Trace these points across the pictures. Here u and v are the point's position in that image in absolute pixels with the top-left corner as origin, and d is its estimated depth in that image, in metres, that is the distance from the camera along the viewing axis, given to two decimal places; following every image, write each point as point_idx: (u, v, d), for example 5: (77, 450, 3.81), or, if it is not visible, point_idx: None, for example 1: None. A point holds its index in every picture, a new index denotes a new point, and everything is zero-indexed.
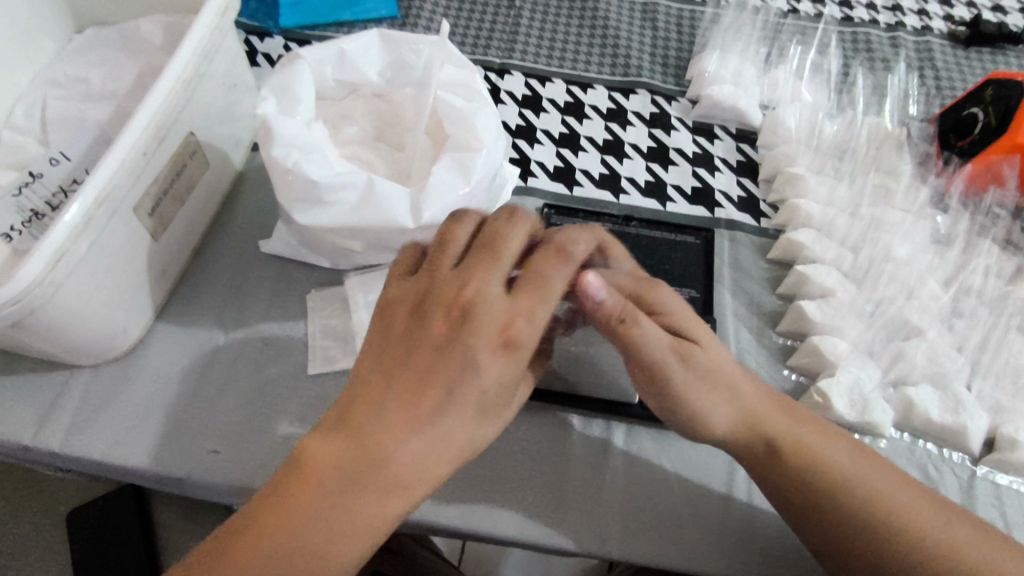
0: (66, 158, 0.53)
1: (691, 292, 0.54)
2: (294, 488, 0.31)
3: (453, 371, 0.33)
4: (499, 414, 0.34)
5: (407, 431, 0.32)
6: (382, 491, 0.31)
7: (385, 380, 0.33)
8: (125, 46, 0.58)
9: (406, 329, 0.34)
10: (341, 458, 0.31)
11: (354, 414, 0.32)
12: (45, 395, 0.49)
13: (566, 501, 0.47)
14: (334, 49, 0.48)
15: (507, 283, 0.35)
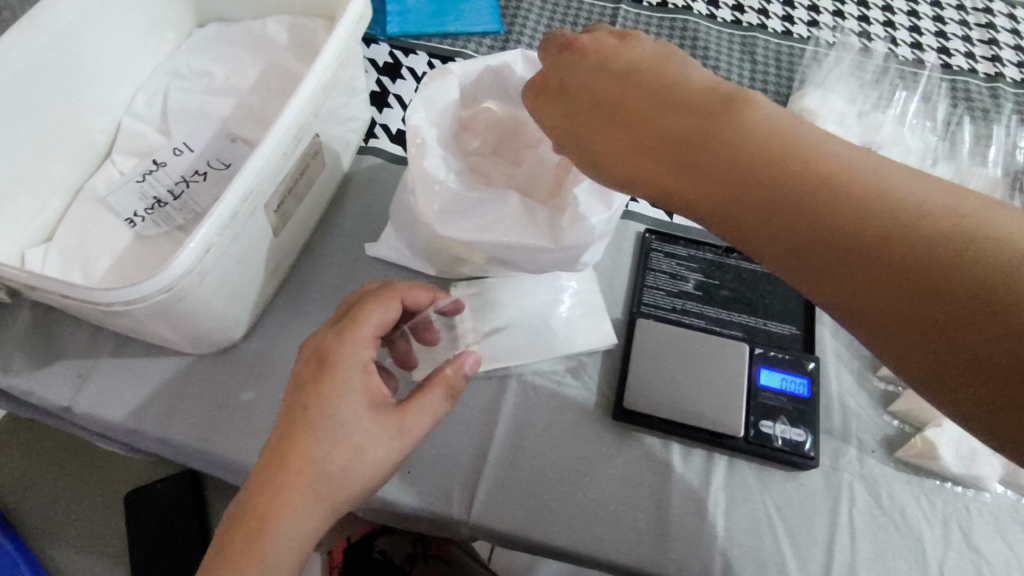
0: (189, 149, 0.55)
1: (791, 329, 0.55)
2: (258, 533, 0.36)
3: (363, 423, 0.39)
4: (333, 461, 0.38)
5: (253, 477, 0.37)
6: (259, 530, 0.36)
7: (302, 434, 0.38)
8: (250, 46, 0.60)
9: (319, 387, 0.39)
10: (289, 505, 0.36)
11: (291, 467, 0.37)
12: (157, 379, 0.50)
13: (668, 530, 0.47)
14: (482, 66, 0.49)
15: (339, 350, 0.40)
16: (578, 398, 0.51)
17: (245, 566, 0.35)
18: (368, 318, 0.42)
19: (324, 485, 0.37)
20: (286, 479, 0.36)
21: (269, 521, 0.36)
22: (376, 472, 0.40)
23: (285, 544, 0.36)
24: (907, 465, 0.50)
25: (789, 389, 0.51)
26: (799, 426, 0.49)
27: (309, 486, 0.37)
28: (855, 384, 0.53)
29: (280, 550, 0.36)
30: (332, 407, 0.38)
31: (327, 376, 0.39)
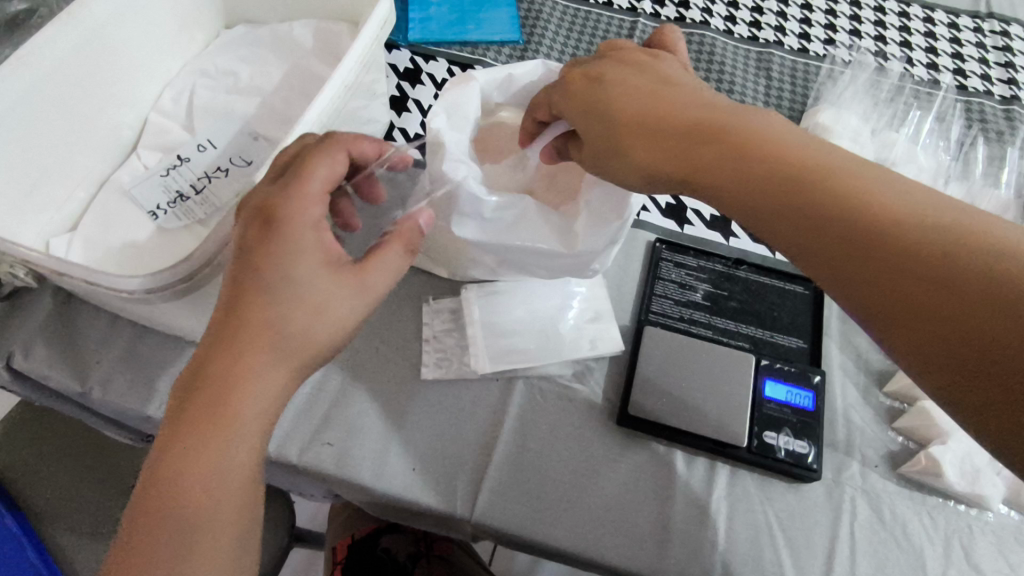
0: (213, 145, 0.57)
1: (797, 342, 0.55)
2: (205, 413, 0.34)
3: (317, 288, 0.37)
4: (290, 322, 0.36)
5: (202, 353, 0.35)
6: (220, 395, 0.35)
7: (252, 304, 0.36)
8: (277, 49, 0.61)
9: (265, 245, 0.36)
10: (236, 385, 0.35)
11: (240, 346, 0.35)
12: (170, 368, 0.52)
13: (669, 535, 0.47)
14: (504, 74, 0.51)
15: (289, 208, 0.37)
16: (583, 402, 0.52)
17: (214, 427, 0.34)
18: (315, 172, 0.39)
19: (282, 347, 0.36)
20: (241, 340, 0.35)
21: (231, 386, 0.35)
22: (336, 337, 0.38)
23: (248, 407, 0.35)
24: (910, 481, 0.50)
25: (794, 401, 0.51)
26: (803, 438, 0.49)
27: (265, 351, 0.36)
28: (860, 399, 0.53)
29: (242, 414, 0.35)
30: (288, 268, 0.36)
31: (283, 237, 0.36)
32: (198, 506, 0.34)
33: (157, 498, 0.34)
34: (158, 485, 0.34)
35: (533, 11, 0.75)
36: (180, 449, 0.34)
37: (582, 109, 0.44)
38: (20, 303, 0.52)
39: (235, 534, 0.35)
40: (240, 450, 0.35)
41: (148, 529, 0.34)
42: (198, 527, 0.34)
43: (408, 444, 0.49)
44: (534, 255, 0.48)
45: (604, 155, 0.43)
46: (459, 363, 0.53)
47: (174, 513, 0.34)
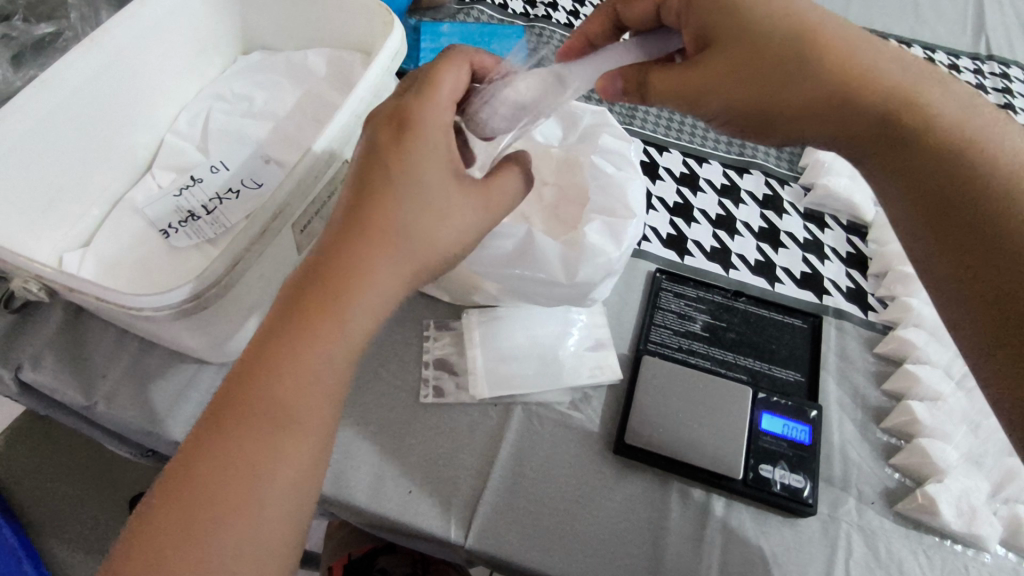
0: (226, 167, 0.58)
1: (795, 375, 0.55)
2: (323, 321, 0.34)
3: (448, 201, 0.38)
4: (412, 220, 0.36)
5: (331, 250, 0.35)
6: (332, 282, 0.35)
7: (392, 211, 0.36)
8: (291, 75, 0.63)
9: (403, 150, 0.37)
10: (364, 294, 0.35)
11: (371, 253, 0.35)
12: (173, 384, 0.52)
13: (663, 567, 0.47)
14: None
15: (430, 110, 0.38)
16: (581, 430, 0.52)
17: (318, 315, 0.34)
18: (443, 83, 0.40)
19: (403, 243, 0.36)
20: (379, 244, 0.35)
21: (346, 279, 0.35)
22: (454, 246, 0.39)
23: (365, 301, 0.35)
24: (906, 519, 0.50)
25: (790, 435, 0.51)
26: (799, 472, 0.49)
27: (389, 242, 0.36)
28: (857, 435, 0.53)
29: (361, 304, 0.35)
30: (418, 168, 0.37)
31: (425, 131, 0.37)
32: (304, 388, 0.34)
33: (268, 372, 0.34)
34: (270, 357, 0.34)
35: (541, 44, 0.77)
36: (294, 348, 0.34)
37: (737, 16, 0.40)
38: (31, 317, 0.53)
39: (313, 431, 0.35)
40: (343, 339, 0.35)
41: (251, 401, 0.34)
42: (285, 414, 0.34)
43: (404, 467, 0.50)
44: (535, 284, 0.49)
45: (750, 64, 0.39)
46: (458, 387, 0.53)
47: (284, 388, 0.34)
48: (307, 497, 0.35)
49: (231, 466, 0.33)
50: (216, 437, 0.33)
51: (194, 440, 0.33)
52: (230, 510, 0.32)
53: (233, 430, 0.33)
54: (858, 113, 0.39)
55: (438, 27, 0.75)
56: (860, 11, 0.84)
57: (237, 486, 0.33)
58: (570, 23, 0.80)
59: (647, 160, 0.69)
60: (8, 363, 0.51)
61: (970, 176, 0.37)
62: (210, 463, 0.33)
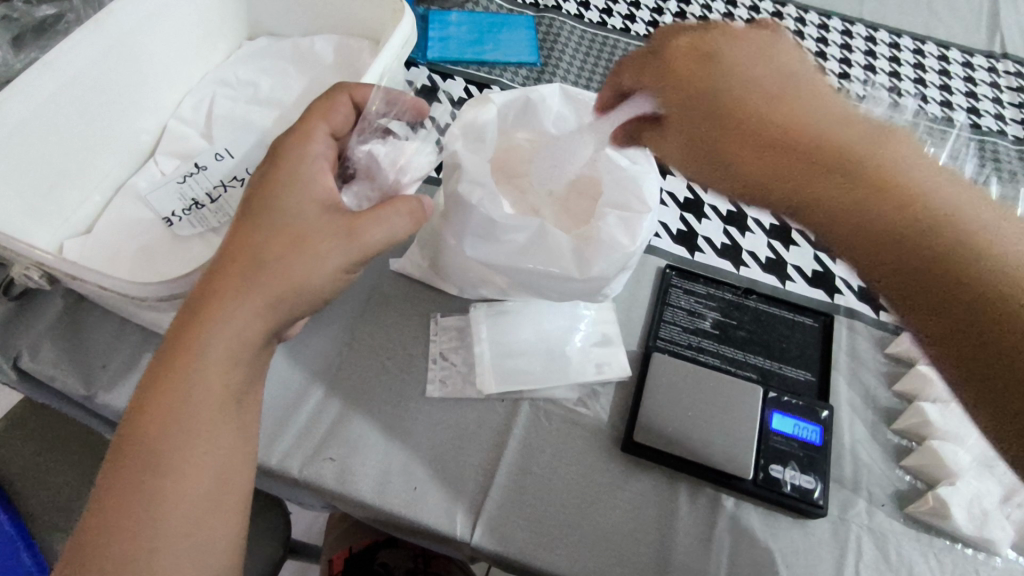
0: (230, 155, 0.57)
1: (806, 375, 0.55)
2: (182, 354, 0.36)
3: (304, 231, 0.39)
4: (268, 251, 0.38)
5: (197, 289, 0.37)
6: (190, 317, 0.36)
7: (252, 243, 0.38)
8: (297, 62, 0.62)
9: (260, 190, 0.39)
10: (222, 320, 0.37)
11: (221, 285, 0.37)
12: None
13: (671, 567, 0.46)
14: (522, 97, 0.52)
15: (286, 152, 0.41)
16: (588, 427, 0.52)
17: (180, 346, 0.36)
18: (314, 125, 0.43)
19: (257, 275, 0.37)
20: (233, 274, 0.37)
21: (205, 315, 0.36)
22: (325, 281, 0.39)
23: (220, 326, 0.37)
24: (916, 521, 0.49)
25: (801, 435, 0.50)
26: (809, 473, 0.49)
27: (249, 270, 0.37)
28: (868, 436, 0.53)
29: (221, 339, 0.36)
30: (276, 205, 0.39)
31: (279, 178, 0.39)
32: (183, 424, 0.36)
33: (149, 420, 0.35)
34: (150, 399, 0.36)
35: (550, 35, 0.76)
36: (163, 383, 0.36)
37: (723, 100, 0.43)
38: (31, 304, 0.52)
39: (195, 452, 0.36)
40: (206, 361, 0.36)
41: (139, 452, 0.35)
42: (158, 447, 0.35)
43: (410, 462, 0.49)
44: (546, 278, 0.48)
45: (732, 163, 0.43)
46: (464, 382, 0.53)
47: (163, 432, 0.35)
48: (219, 535, 0.36)
49: (128, 516, 0.34)
50: (113, 486, 0.35)
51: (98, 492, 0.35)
52: (138, 544, 0.34)
53: (126, 479, 0.35)
54: (867, 217, 0.36)
55: (446, 16, 0.74)
56: (874, 7, 0.83)
57: (128, 524, 0.34)
58: (581, 14, 0.79)
59: None
60: (8, 352, 0.50)
61: (918, 241, 0.34)
62: (113, 516, 0.34)
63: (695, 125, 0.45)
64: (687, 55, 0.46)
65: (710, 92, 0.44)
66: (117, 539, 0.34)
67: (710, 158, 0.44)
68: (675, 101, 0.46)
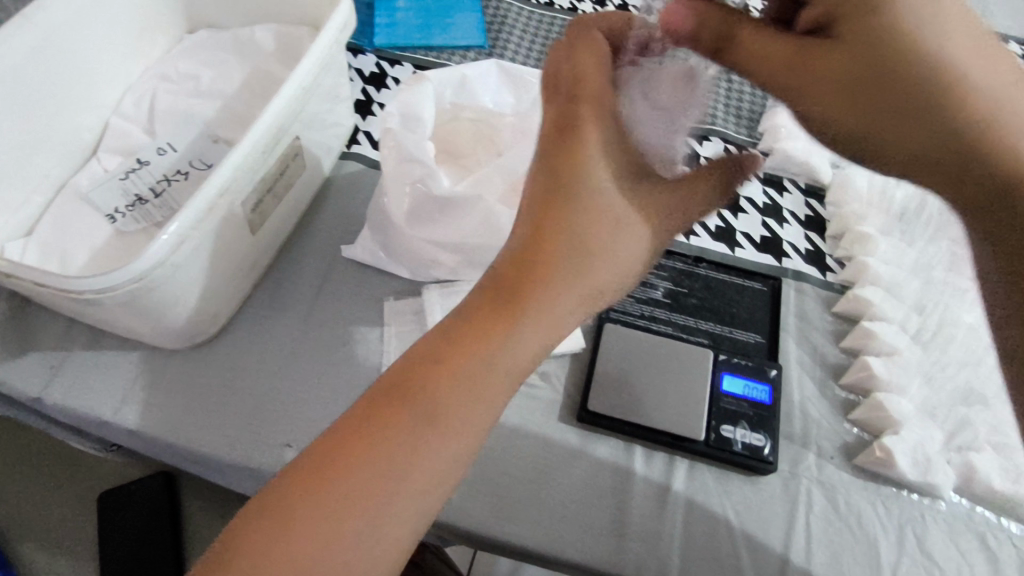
0: (172, 148, 0.57)
1: (755, 338, 0.56)
2: (472, 333, 0.34)
3: (608, 214, 0.37)
4: (594, 233, 0.36)
5: (512, 254, 0.36)
6: (485, 302, 0.35)
7: (568, 216, 0.36)
8: (238, 51, 0.61)
9: (597, 153, 0.37)
10: (511, 296, 0.35)
11: (524, 265, 0.35)
12: (126, 372, 0.51)
13: (627, 530, 0.47)
14: (458, 74, 0.53)
15: (592, 112, 0.37)
16: (544, 400, 0.52)
17: (486, 331, 0.34)
18: (589, 72, 0.38)
19: (585, 258, 0.36)
20: (561, 252, 0.36)
21: (515, 293, 0.35)
22: (632, 255, 0.39)
23: (534, 310, 0.35)
24: (864, 472, 0.51)
25: (751, 395, 0.51)
26: (758, 431, 0.50)
27: (573, 249, 0.36)
28: (817, 392, 0.54)
29: (551, 294, 0.35)
30: (596, 179, 0.37)
31: (593, 147, 0.37)
32: (459, 404, 0.33)
33: (399, 409, 0.33)
34: (413, 377, 0.34)
35: (498, 17, 0.76)
36: (450, 365, 0.34)
37: (931, 89, 0.32)
38: None
39: (446, 449, 0.33)
40: (502, 350, 0.34)
41: (396, 394, 0.33)
42: (394, 441, 0.32)
43: None
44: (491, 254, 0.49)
45: (884, 135, 0.33)
46: None
47: (468, 386, 0.34)
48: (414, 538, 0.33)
49: (346, 488, 0.31)
50: (333, 462, 0.32)
51: (315, 454, 0.32)
52: (346, 546, 0.31)
53: (358, 459, 0.32)
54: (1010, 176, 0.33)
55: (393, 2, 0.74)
56: None
57: (341, 529, 0.31)
58: None
59: None
60: None
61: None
62: (335, 488, 0.31)
63: (862, 93, 0.33)
64: (957, 3, 0.33)
65: (964, 127, 0.33)
66: (316, 544, 0.30)
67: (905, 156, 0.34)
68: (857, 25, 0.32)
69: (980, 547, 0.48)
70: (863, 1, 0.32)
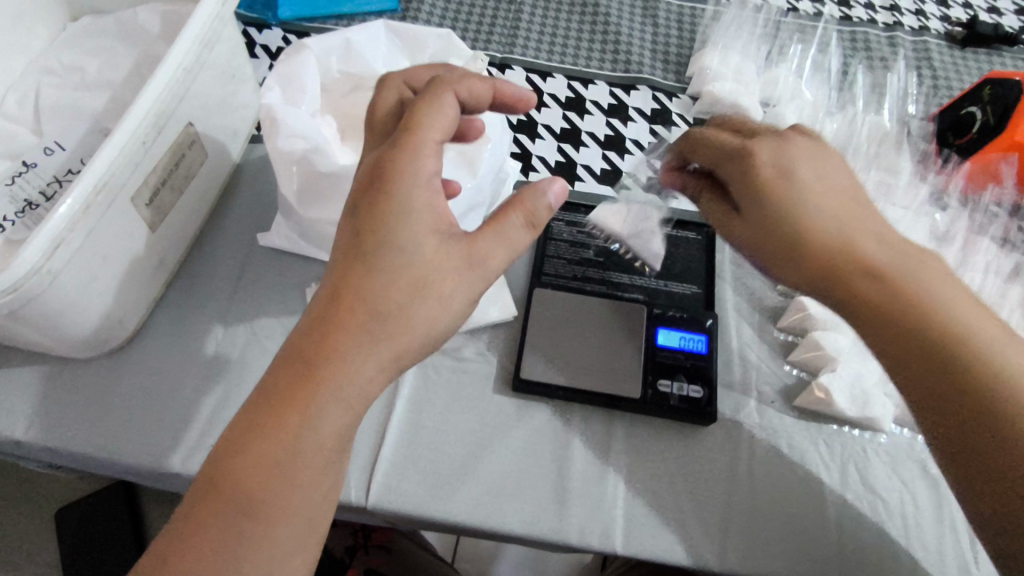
0: (61, 147, 0.53)
1: (691, 288, 0.55)
2: (283, 403, 0.32)
3: (407, 266, 0.34)
4: (395, 292, 0.34)
5: (311, 314, 0.34)
6: (289, 368, 0.33)
7: (366, 275, 0.34)
8: (123, 37, 0.57)
9: (393, 206, 0.34)
10: (308, 362, 0.33)
11: (327, 328, 0.33)
12: (36, 387, 0.49)
13: (569, 496, 0.46)
14: (342, 39, 0.49)
15: (398, 162, 0.35)
16: (479, 372, 0.51)
17: (290, 398, 0.32)
18: (423, 123, 0.36)
19: (386, 317, 0.34)
20: (356, 312, 0.33)
21: (320, 359, 0.33)
22: (447, 311, 0.35)
23: (338, 376, 0.33)
24: (806, 412, 0.50)
25: (687, 347, 0.51)
26: (697, 382, 0.49)
27: (373, 308, 0.33)
28: (755, 337, 0.53)
29: (364, 319, 0.33)
30: (395, 233, 0.34)
31: (391, 200, 0.34)
32: (283, 475, 0.32)
33: (222, 485, 0.32)
34: (237, 450, 0.32)
35: None
36: (259, 443, 0.32)
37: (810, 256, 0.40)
38: None
39: (272, 521, 0.32)
40: (312, 417, 0.32)
41: (240, 436, 0.32)
42: (225, 512, 0.32)
43: None
44: None
45: (799, 282, 0.41)
46: None
47: (306, 418, 0.32)
48: None
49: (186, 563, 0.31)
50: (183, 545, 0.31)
51: (167, 532, 0.32)
52: None
53: (205, 533, 0.31)
54: (911, 337, 0.38)
55: None
56: None
57: None
58: None
59: (533, 88, 0.66)
60: None
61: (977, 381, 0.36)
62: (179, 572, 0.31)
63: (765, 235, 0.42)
64: (848, 184, 0.41)
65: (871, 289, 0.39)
66: None
67: (794, 284, 0.41)
68: (766, 209, 0.41)
69: (922, 475, 0.48)
70: (769, 206, 0.41)
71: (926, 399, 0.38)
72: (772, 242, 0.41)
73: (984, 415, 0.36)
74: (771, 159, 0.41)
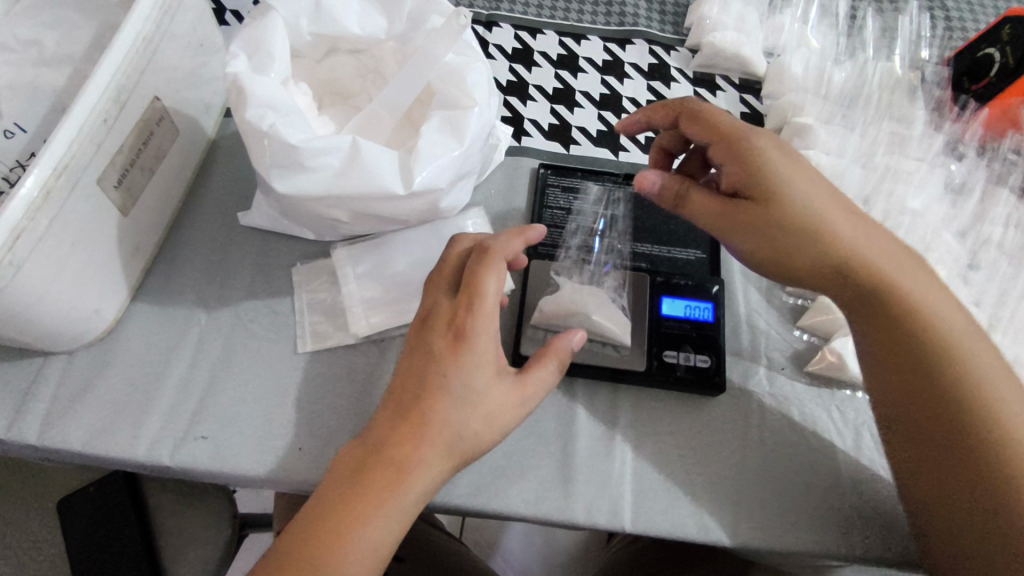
0: (22, 129, 0.50)
1: (695, 253, 0.52)
2: (354, 511, 0.34)
3: (470, 403, 0.37)
4: (465, 426, 0.36)
5: (380, 435, 0.36)
6: (367, 474, 0.35)
7: (438, 411, 0.36)
8: (78, 4, 0.53)
9: (462, 356, 0.37)
10: (383, 480, 0.35)
11: (400, 449, 0.35)
12: (13, 383, 0.46)
13: (574, 474, 0.45)
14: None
15: (469, 312, 0.38)
16: None
17: (362, 509, 0.34)
18: (484, 287, 0.38)
19: (453, 447, 0.36)
20: (426, 440, 0.36)
21: (397, 477, 0.35)
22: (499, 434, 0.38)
23: (412, 492, 0.35)
24: (818, 378, 0.48)
25: (693, 315, 0.49)
26: (704, 351, 0.47)
27: (444, 437, 0.36)
28: (764, 302, 0.51)
29: (443, 450, 0.36)
30: (465, 377, 0.37)
31: (460, 350, 0.37)
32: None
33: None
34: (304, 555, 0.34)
35: None
36: (327, 551, 0.34)
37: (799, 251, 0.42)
38: None
39: None
40: (381, 523, 0.34)
41: (303, 545, 0.34)
42: None
43: (286, 423, 0.46)
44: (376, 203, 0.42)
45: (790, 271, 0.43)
46: (337, 328, 0.49)
47: (381, 522, 0.34)
48: None
49: None
50: None
51: None
52: None
53: None
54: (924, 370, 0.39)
55: None
56: None
57: None
58: None
59: (522, 46, 0.62)
60: None
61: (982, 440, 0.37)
62: None
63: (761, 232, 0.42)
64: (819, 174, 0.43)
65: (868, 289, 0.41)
66: None
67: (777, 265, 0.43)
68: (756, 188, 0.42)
69: None
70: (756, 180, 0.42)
71: (929, 443, 0.38)
72: (762, 231, 0.42)
73: (984, 475, 0.36)
74: (761, 141, 0.43)
